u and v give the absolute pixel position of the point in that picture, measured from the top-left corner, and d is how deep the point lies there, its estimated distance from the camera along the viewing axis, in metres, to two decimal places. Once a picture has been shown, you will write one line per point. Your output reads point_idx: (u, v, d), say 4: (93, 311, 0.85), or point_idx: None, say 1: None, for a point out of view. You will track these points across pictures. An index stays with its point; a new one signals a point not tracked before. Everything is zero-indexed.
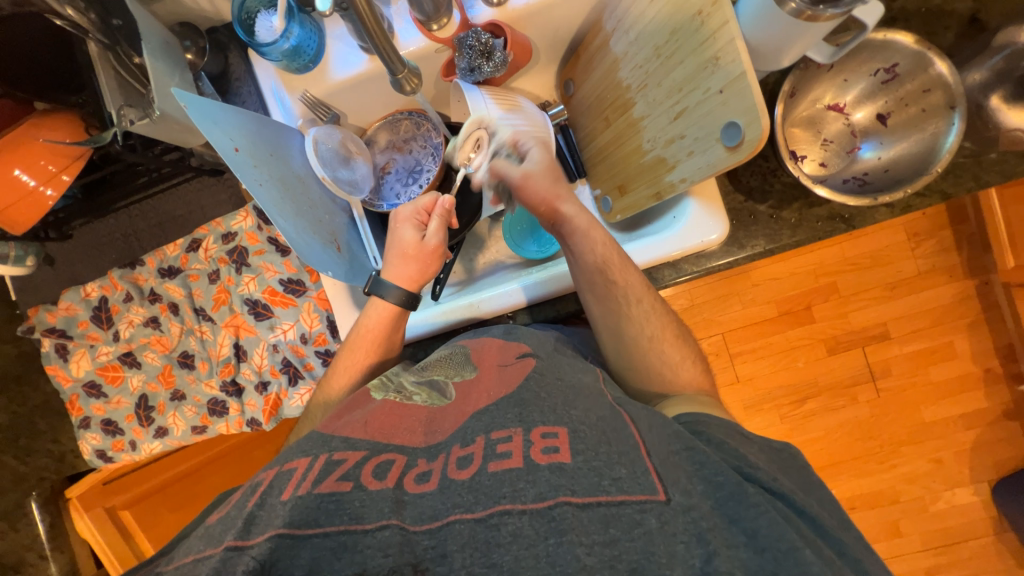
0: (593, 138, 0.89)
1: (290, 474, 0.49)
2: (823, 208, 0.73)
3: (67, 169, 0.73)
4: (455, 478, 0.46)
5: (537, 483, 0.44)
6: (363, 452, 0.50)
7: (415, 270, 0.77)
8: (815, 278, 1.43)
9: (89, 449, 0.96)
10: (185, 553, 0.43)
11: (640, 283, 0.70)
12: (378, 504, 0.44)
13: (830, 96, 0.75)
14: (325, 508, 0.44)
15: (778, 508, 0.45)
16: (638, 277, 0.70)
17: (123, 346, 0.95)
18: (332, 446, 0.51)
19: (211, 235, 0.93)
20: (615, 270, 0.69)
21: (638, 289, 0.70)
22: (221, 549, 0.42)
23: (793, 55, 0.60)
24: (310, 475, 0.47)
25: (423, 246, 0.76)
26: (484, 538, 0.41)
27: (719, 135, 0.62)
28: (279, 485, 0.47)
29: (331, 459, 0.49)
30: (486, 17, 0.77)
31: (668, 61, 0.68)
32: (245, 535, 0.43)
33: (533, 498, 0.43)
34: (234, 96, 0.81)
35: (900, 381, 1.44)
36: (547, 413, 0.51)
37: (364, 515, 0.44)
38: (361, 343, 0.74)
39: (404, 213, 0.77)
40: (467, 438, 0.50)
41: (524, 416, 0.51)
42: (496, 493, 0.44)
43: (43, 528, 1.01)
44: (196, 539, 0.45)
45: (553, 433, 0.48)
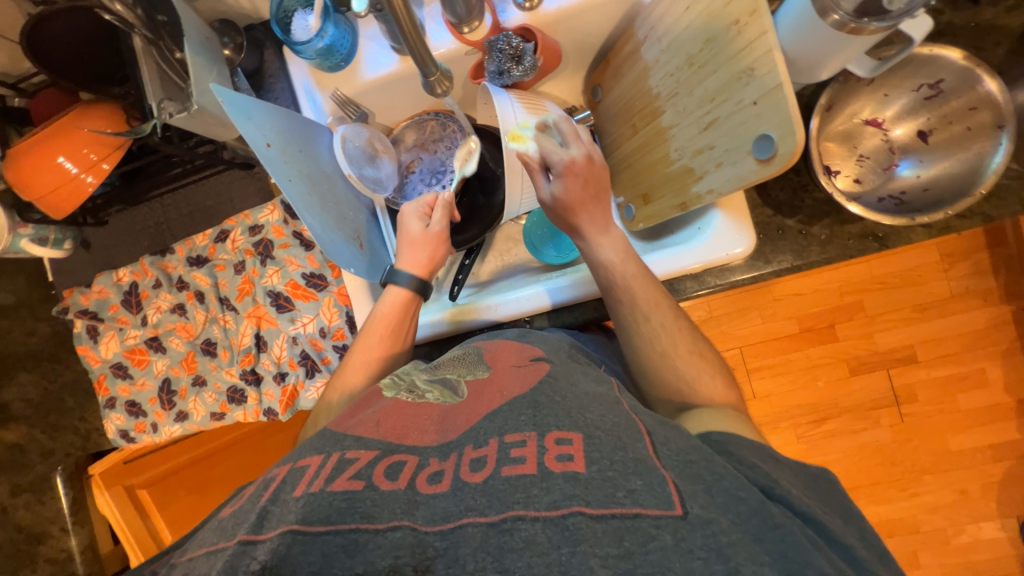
0: (618, 146, 0.89)
1: (302, 471, 0.50)
2: (855, 226, 0.71)
3: (107, 158, 0.74)
4: (467, 480, 0.46)
5: (551, 491, 0.43)
6: (376, 451, 0.51)
7: (425, 258, 0.78)
8: (840, 295, 1.39)
9: (113, 428, 0.99)
10: (198, 545, 0.46)
11: (650, 298, 0.68)
12: (390, 505, 0.45)
13: (868, 111, 0.71)
14: (337, 506, 0.44)
15: (805, 532, 0.44)
16: (646, 291, 0.69)
17: (150, 331, 0.98)
18: (345, 444, 0.52)
19: (238, 227, 0.95)
20: (619, 290, 0.70)
21: (644, 306, 0.68)
22: (233, 543, 0.43)
23: (833, 68, 0.58)
24: (322, 473, 0.48)
25: (428, 232, 0.79)
26: (496, 543, 0.41)
27: (751, 148, 0.61)
28: (292, 481, 0.48)
29: (343, 458, 0.50)
30: (518, 21, 0.77)
31: (700, 71, 0.67)
32: (257, 529, 0.44)
33: (546, 505, 0.42)
34: (268, 93, 0.83)
35: (926, 407, 1.39)
36: (562, 418, 0.51)
37: (376, 514, 0.44)
38: (380, 324, 0.74)
39: (408, 208, 0.81)
40: (479, 440, 0.50)
41: (537, 419, 0.51)
42: (510, 499, 0.43)
43: (66, 502, 1.04)
44: (210, 531, 0.48)
45: (567, 439, 0.48)
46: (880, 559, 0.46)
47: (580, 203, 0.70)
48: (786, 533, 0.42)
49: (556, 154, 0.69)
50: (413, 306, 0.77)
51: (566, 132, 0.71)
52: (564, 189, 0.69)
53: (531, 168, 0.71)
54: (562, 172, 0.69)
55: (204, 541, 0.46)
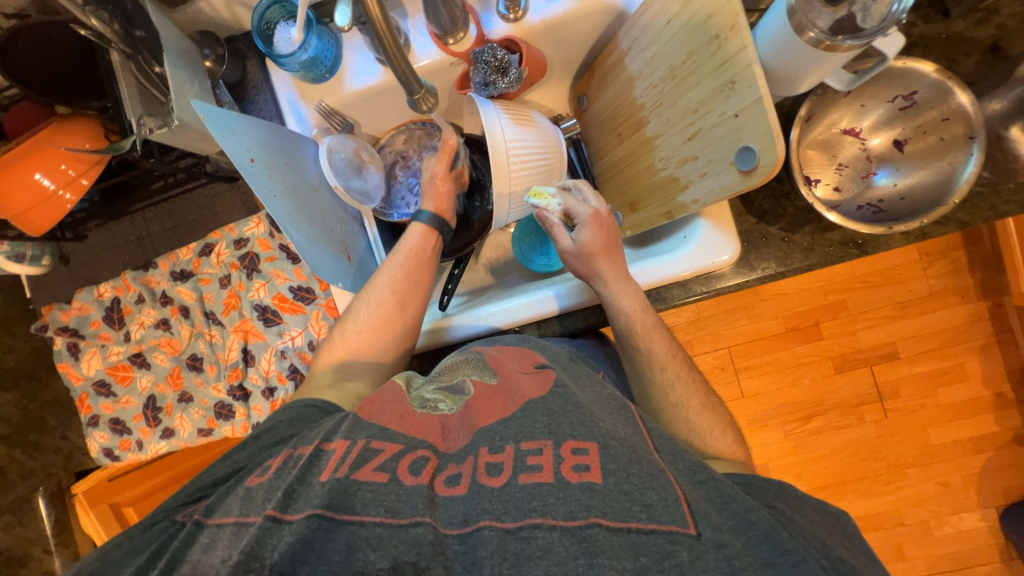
0: (604, 154, 0.90)
1: (328, 455, 0.51)
2: (836, 233, 0.72)
3: (85, 174, 0.73)
4: (485, 483, 0.48)
5: (567, 501, 0.45)
6: (400, 444, 0.52)
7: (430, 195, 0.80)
8: (824, 294, 1.42)
9: (97, 446, 0.97)
10: (226, 512, 0.50)
11: (665, 351, 0.71)
12: (413, 500, 0.47)
13: (846, 121, 0.73)
14: (362, 497, 0.47)
15: (814, 557, 0.45)
16: (665, 343, 0.71)
17: (134, 347, 0.97)
18: (370, 432, 0.53)
19: (223, 240, 0.93)
20: (639, 338, 0.71)
21: (663, 357, 0.71)
22: (262, 517, 0.46)
23: (811, 81, 0.60)
24: (348, 459, 0.50)
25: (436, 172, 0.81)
26: (513, 550, 0.43)
27: (734, 159, 0.62)
28: (317, 464, 0.50)
29: (369, 446, 0.51)
30: (502, 32, 0.78)
31: (683, 82, 0.67)
32: (284, 508, 0.46)
33: (563, 515, 0.44)
34: (251, 104, 0.82)
35: (908, 402, 1.42)
36: (576, 426, 0.51)
37: (399, 509, 0.46)
38: (408, 253, 0.76)
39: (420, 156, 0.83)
40: (496, 444, 0.51)
41: (552, 427, 0.51)
42: (527, 506, 0.45)
43: (49, 523, 1.02)
44: (237, 499, 0.51)
45: (583, 449, 0.48)
46: (861, 558, 0.50)
47: (604, 251, 0.72)
48: (801, 560, 0.44)
49: (581, 206, 0.74)
50: (437, 241, 0.79)
51: (587, 192, 0.76)
52: (589, 236, 0.72)
53: (553, 221, 0.75)
54: (588, 221, 0.73)
55: (230, 509, 0.50)
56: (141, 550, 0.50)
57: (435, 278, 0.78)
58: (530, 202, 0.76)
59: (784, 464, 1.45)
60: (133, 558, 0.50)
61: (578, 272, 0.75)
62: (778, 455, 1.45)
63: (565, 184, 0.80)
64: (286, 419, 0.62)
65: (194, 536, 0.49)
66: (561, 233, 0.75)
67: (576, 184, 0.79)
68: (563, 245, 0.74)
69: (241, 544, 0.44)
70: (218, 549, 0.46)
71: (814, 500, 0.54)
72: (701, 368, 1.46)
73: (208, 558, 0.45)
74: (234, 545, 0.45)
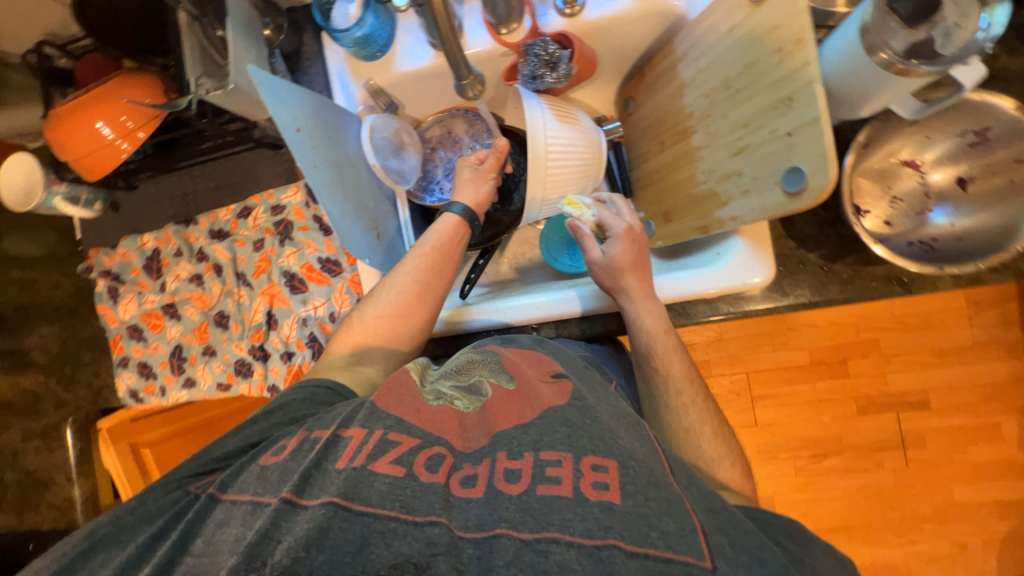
0: (645, 160, 0.88)
1: (345, 442, 0.52)
2: (880, 267, 0.70)
3: (143, 128, 0.76)
4: (503, 490, 0.47)
5: (585, 518, 0.44)
6: (417, 439, 0.52)
7: (469, 195, 0.80)
8: (856, 331, 1.36)
9: (124, 387, 1.02)
10: (243, 488, 0.52)
11: (682, 376, 0.69)
12: (429, 498, 0.46)
13: (907, 151, 0.68)
14: (377, 489, 0.47)
15: None
16: (684, 368, 0.69)
17: (167, 297, 1.01)
18: (387, 422, 0.53)
19: (262, 205, 0.96)
20: (658, 358, 0.70)
21: (679, 381, 0.69)
22: (278, 499, 0.47)
23: (874, 106, 0.56)
24: (365, 448, 0.50)
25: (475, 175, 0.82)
26: (530, 562, 0.42)
27: (781, 179, 0.60)
28: (335, 450, 0.51)
29: (386, 438, 0.51)
30: (556, 26, 0.76)
31: (737, 95, 0.65)
32: (300, 491, 0.48)
33: (580, 532, 0.43)
34: (303, 75, 0.84)
35: (933, 455, 1.35)
36: (597, 440, 0.50)
37: (414, 506, 0.46)
38: (434, 246, 0.76)
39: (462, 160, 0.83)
40: (514, 450, 0.50)
41: (573, 440, 0.50)
42: (545, 519, 0.44)
43: (73, 453, 1.06)
44: (253, 477, 0.52)
45: (603, 467, 0.47)
46: None
47: (632, 266, 0.71)
48: None
49: (615, 220, 0.73)
50: (464, 236, 0.79)
51: (622, 207, 0.76)
52: (620, 251, 0.71)
53: (584, 231, 0.73)
54: (620, 236, 0.72)
55: (247, 486, 0.52)
56: (153, 517, 0.53)
57: (457, 266, 0.77)
58: (564, 210, 0.76)
59: (791, 499, 1.40)
60: (146, 525, 0.52)
61: (600, 284, 0.74)
62: (786, 489, 1.40)
63: (600, 198, 0.80)
64: (299, 398, 0.63)
65: (208, 510, 0.51)
66: (591, 245, 0.73)
67: (610, 198, 0.79)
68: (592, 256, 0.73)
69: (256, 524, 0.46)
70: (232, 525, 0.48)
71: (831, 549, 0.52)
72: (716, 391, 1.42)
73: (222, 533, 0.47)
74: (247, 524, 0.47)
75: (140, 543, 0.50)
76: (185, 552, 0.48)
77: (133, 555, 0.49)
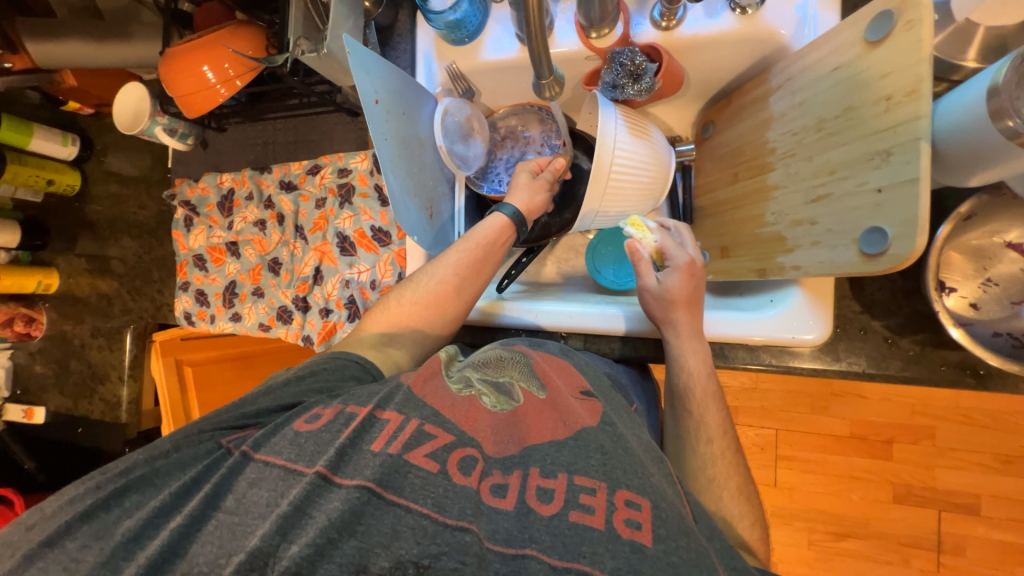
0: (713, 189, 0.84)
1: (380, 424, 0.51)
2: (953, 352, 0.63)
3: (241, 77, 0.82)
4: (535, 509, 0.46)
5: (615, 555, 0.43)
6: (452, 436, 0.51)
7: (523, 200, 0.80)
8: (909, 414, 1.26)
9: (181, 308, 1.11)
10: (275, 453, 0.50)
11: (716, 426, 0.66)
12: (462, 502, 0.45)
13: (1014, 233, 0.60)
14: (411, 481, 0.46)
15: None
16: (720, 418, 0.66)
17: (232, 236, 1.09)
18: (425, 413, 0.52)
19: (330, 165, 1.00)
20: (694, 402, 0.67)
21: (712, 430, 0.65)
22: (312, 473, 0.46)
23: (985, 178, 0.51)
24: (401, 436, 0.49)
25: (533, 183, 0.82)
26: None
27: (859, 238, 0.55)
28: (370, 431, 0.50)
29: (423, 429, 0.51)
30: (648, 38, 0.75)
31: (828, 138, 0.61)
32: (335, 468, 0.47)
33: (609, 569, 0.42)
34: (392, 50, 0.87)
35: (971, 566, 1.23)
36: (632, 475, 0.49)
37: (446, 507, 0.45)
38: (480, 241, 0.76)
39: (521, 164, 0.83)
40: (547, 468, 0.49)
41: (608, 469, 0.49)
42: (575, 548, 0.43)
43: (129, 356, 1.17)
44: (286, 442, 0.51)
45: (637, 504, 0.46)
46: None
47: (686, 302, 0.69)
48: None
49: (677, 251, 0.71)
50: (510, 238, 0.79)
51: (688, 238, 0.74)
52: (677, 283, 0.69)
53: (642, 255, 0.72)
54: (680, 267, 0.70)
55: (280, 450, 0.50)
56: (186, 466, 0.53)
57: (501, 263, 0.79)
58: (625, 230, 0.75)
59: (800, 573, 1.30)
60: (178, 473, 0.53)
61: (647, 309, 0.72)
62: (793, 561, 1.30)
63: (664, 223, 0.79)
64: (329, 367, 0.64)
65: (240, 467, 0.50)
66: (647, 270, 0.72)
67: (676, 227, 0.77)
68: (645, 282, 0.71)
69: (290, 494, 0.45)
70: (263, 488, 0.47)
71: None
72: (740, 442, 1.34)
73: (253, 494, 0.47)
74: (279, 491, 0.47)
75: (171, 492, 0.49)
76: (216, 508, 0.47)
77: (165, 502, 0.48)
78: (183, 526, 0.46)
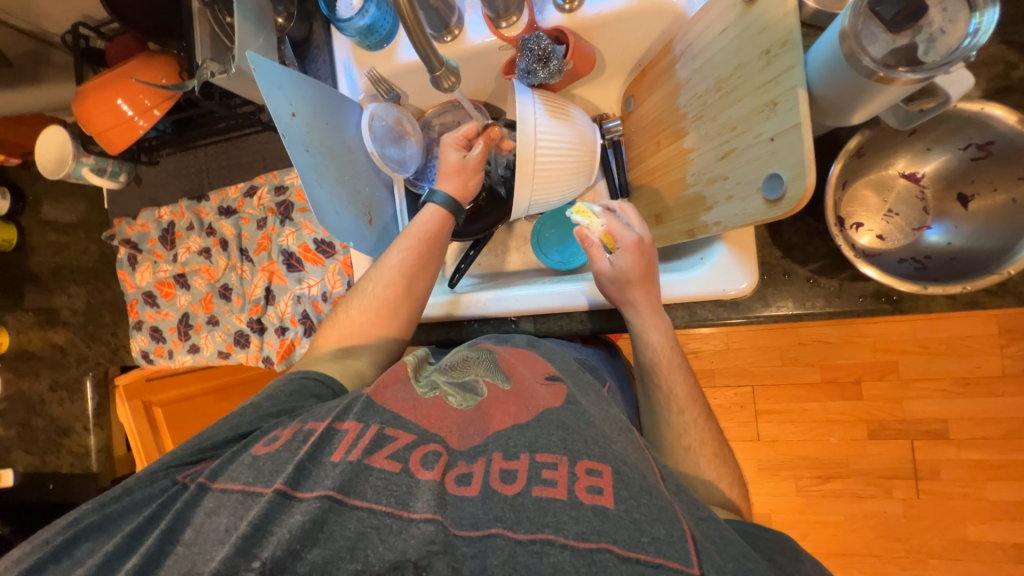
0: (642, 160, 0.87)
1: (340, 435, 0.51)
2: (869, 284, 0.67)
3: (158, 106, 0.81)
4: (499, 490, 0.45)
5: (579, 521, 0.42)
6: (413, 436, 0.50)
7: (454, 184, 0.79)
8: (873, 352, 1.31)
9: (137, 348, 1.10)
10: (233, 479, 0.50)
11: (683, 395, 0.68)
12: (426, 494, 0.45)
13: (905, 163, 0.65)
14: (373, 483, 0.46)
15: None
16: (687, 386, 0.68)
17: (179, 268, 1.08)
18: (384, 417, 0.52)
19: (266, 185, 1.00)
20: (661, 376, 0.69)
21: (682, 399, 0.67)
22: (272, 492, 0.46)
23: (863, 114, 0.54)
24: (361, 443, 0.49)
25: (465, 163, 0.80)
26: (524, 563, 0.41)
27: (761, 185, 0.58)
28: (329, 443, 0.50)
29: (383, 433, 0.50)
30: (554, 22, 0.77)
31: (727, 97, 0.64)
32: (295, 485, 0.47)
33: (574, 535, 0.42)
34: (312, 63, 0.88)
35: (948, 488, 1.29)
36: (593, 446, 0.48)
37: (410, 502, 0.45)
38: (417, 233, 0.76)
39: (446, 139, 0.82)
40: (510, 451, 0.49)
41: (569, 444, 0.49)
42: (540, 520, 0.43)
43: (91, 405, 1.15)
44: (243, 468, 0.51)
45: (598, 471, 0.46)
46: None
47: (640, 279, 0.68)
48: None
49: (626, 231, 0.68)
50: (450, 228, 0.79)
51: (632, 217, 0.72)
52: (629, 263, 0.68)
53: (593, 240, 0.70)
54: (630, 247, 0.68)
55: (238, 477, 0.50)
56: (142, 506, 0.53)
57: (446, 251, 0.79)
58: (571, 218, 0.73)
59: (791, 519, 1.35)
60: (132, 515, 0.52)
61: (608, 295, 0.72)
62: (784, 509, 1.36)
63: (609, 205, 0.76)
64: (289, 390, 0.63)
65: (197, 499, 0.49)
66: (599, 255, 0.70)
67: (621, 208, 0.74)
68: (599, 266, 0.70)
69: (250, 517, 0.45)
70: (223, 514, 0.47)
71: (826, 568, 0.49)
72: (718, 402, 1.39)
73: (212, 523, 0.47)
74: (238, 514, 0.46)
75: (128, 531, 0.49)
76: (174, 542, 0.47)
77: (121, 543, 0.48)
78: (139, 563, 0.45)
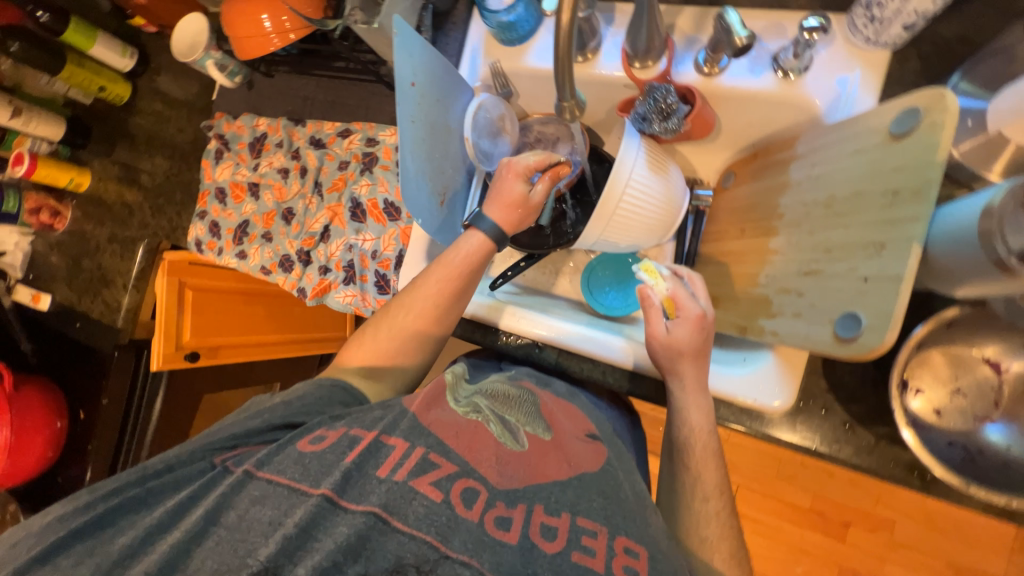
0: (720, 238, 0.85)
1: (386, 450, 0.51)
2: (907, 454, 0.64)
3: (295, 31, 0.85)
4: (541, 548, 0.46)
5: None
6: (456, 467, 0.50)
7: (509, 219, 0.74)
8: (874, 502, 1.24)
9: (193, 235, 1.18)
10: (280, 470, 0.51)
11: (714, 484, 0.63)
12: (464, 535, 0.45)
13: (993, 350, 0.61)
14: (416, 509, 0.46)
15: None
16: (716, 476, 0.64)
17: (255, 177, 1.13)
18: (429, 442, 0.52)
19: (360, 132, 1.03)
20: (692, 457, 0.66)
21: (709, 487, 0.63)
22: (318, 495, 0.47)
23: (970, 290, 0.51)
24: (406, 464, 0.50)
25: (528, 200, 0.75)
26: None
27: (836, 319, 0.57)
28: (376, 456, 0.51)
29: (428, 458, 0.51)
30: (687, 79, 0.76)
31: (833, 218, 0.61)
32: (340, 492, 0.47)
33: None
34: (443, 36, 0.90)
35: None
36: (630, 523, 0.50)
37: (449, 537, 0.44)
38: (457, 266, 0.72)
39: (514, 167, 0.74)
40: (552, 505, 0.49)
41: (608, 514, 0.50)
42: None
43: (137, 268, 1.22)
44: (289, 461, 0.52)
45: (634, 552, 0.47)
46: None
47: (693, 354, 0.68)
48: None
49: (690, 301, 0.68)
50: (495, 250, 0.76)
51: (699, 288, 0.72)
52: (686, 335, 0.67)
53: (654, 300, 0.70)
54: (691, 320, 0.68)
55: (285, 469, 0.51)
56: (181, 485, 0.54)
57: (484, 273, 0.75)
58: (638, 274, 0.74)
59: None
60: (173, 491, 0.53)
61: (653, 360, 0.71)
62: None
63: (678, 271, 0.76)
64: (318, 395, 0.63)
65: (241, 485, 0.50)
66: (657, 318, 0.69)
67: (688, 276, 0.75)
68: (654, 329, 0.69)
69: (295, 517, 0.45)
70: (269, 505, 0.47)
71: None
72: None
73: (257, 512, 0.47)
74: (283, 509, 0.47)
75: (168, 508, 0.49)
76: (215, 523, 0.47)
77: (162, 519, 0.49)
78: (181, 540, 0.46)
